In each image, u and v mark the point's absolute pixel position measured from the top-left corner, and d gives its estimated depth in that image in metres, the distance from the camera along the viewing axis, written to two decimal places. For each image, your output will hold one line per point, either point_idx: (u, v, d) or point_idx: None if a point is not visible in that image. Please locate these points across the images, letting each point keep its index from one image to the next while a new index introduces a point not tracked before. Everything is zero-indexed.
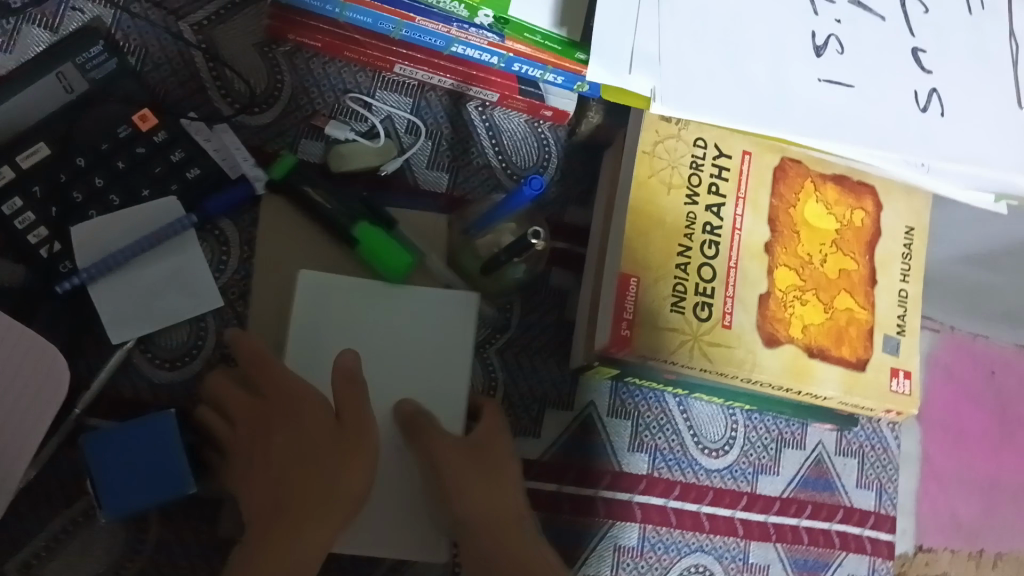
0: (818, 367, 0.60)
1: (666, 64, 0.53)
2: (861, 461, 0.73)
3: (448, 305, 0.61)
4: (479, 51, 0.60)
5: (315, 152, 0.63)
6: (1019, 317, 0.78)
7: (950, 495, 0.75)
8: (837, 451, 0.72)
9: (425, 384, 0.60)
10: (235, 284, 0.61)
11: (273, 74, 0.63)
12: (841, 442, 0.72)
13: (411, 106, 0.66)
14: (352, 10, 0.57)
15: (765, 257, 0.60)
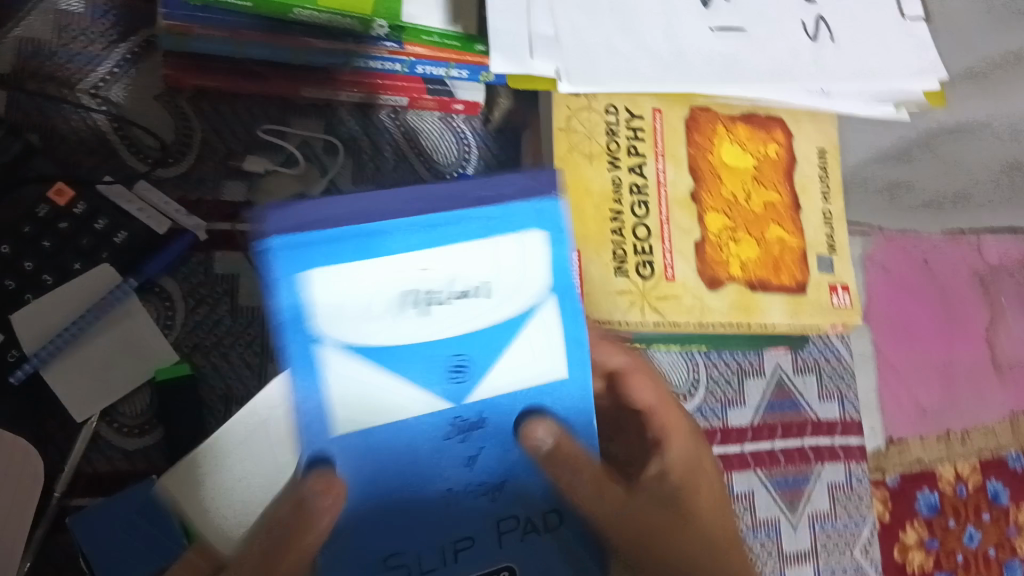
0: (761, 299, 0.62)
1: (564, 44, 0.55)
2: (818, 375, 0.76)
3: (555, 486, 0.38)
4: (381, 61, 0.60)
5: (239, 192, 0.63)
6: (935, 204, 0.85)
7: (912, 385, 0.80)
8: (795, 371, 0.75)
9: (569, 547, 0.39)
10: (186, 338, 0.60)
11: (182, 122, 0.63)
12: (798, 362, 0.75)
13: (324, 126, 0.66)
14: (248, 45, 0.57)
15: (692, 205, 0.63)
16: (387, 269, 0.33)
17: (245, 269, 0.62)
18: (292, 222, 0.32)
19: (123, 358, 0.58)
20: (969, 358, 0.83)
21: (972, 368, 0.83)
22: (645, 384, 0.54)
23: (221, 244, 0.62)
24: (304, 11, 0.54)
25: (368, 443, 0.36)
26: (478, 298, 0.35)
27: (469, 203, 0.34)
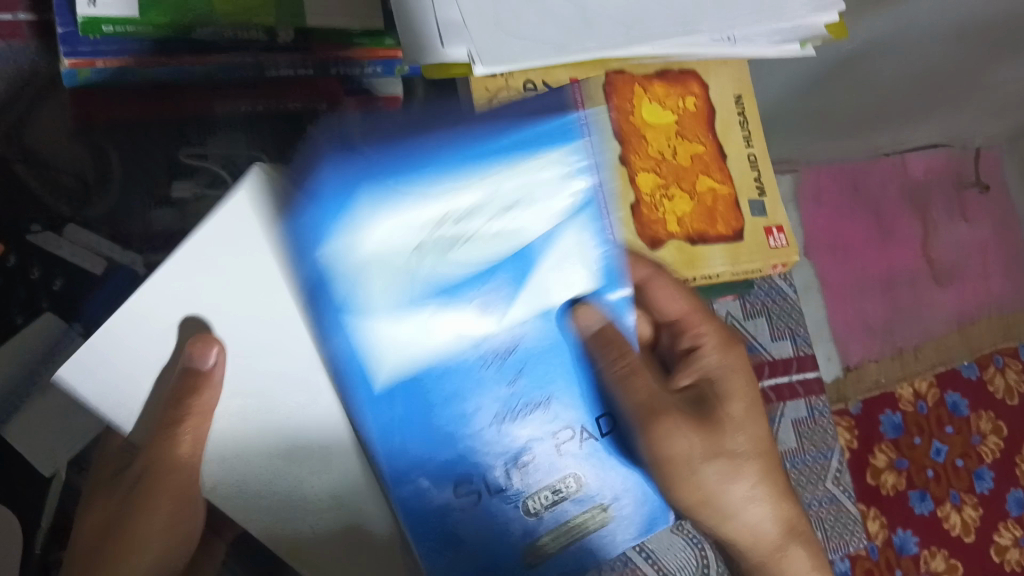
0: (701, 249, 0.64)
1: (474, 26, 0.55)
2: (768, 317, 0.78)
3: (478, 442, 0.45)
4: (292, 68, 0.60)
5: (170, 220, 0.62)
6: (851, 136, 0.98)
7: (860, 308, 1.02)
8: (745, 316, 0.77)
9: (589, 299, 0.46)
10: None
11: (99, 159, 0.63)
12: (746, 307, 0.77)
13: (248, 141, 0.65)
14: (155, 71, 0.57)
15: (623, 168, 0.63)
16: (429, 210, 0.39)
17: None
18: (342, 226, 0.38)
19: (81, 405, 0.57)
20: (913, 266, 1.06)
21: (914, 279, 1.05)
22: (674, 295, 0.55)
23: None
24: (207, 31, 0.55)
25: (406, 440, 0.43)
26: (496, 234, 0.42)
27: (499, 136, 0.41)
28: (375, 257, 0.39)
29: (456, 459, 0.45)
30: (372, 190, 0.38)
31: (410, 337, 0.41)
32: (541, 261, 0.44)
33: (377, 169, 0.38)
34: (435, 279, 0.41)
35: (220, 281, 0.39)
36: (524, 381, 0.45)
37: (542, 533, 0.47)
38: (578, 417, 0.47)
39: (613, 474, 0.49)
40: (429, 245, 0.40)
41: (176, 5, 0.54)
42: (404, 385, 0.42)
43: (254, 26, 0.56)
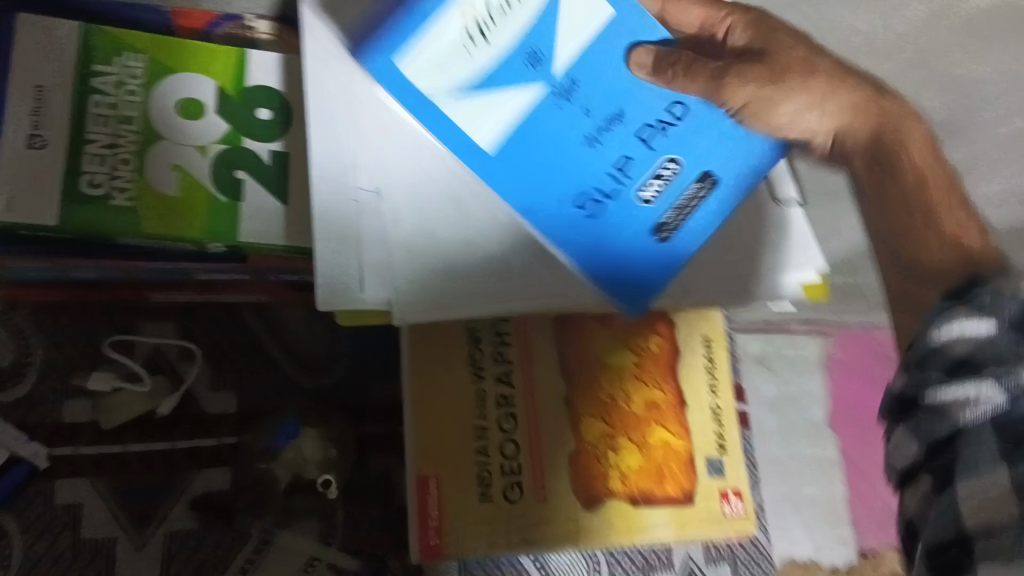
0: (645, 514, 0.59)
1: (399, 267, 0.46)
2: (732, 562, 0.73)
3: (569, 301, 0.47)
4: (226, 274, 0.57)
5: (81, 411, 0.61)
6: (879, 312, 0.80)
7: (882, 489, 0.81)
8: (708, 561, 0.72)
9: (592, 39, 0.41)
10: (22, 574, 0.58)
11: (20, 342, 0.61)
12: (710, 550, 0.73)
13: (177, 331, 0.63)
14: (76, 270, 0.55)
15: (565, 415, 0.59)
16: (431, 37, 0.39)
17: (91, 497, 0.60)
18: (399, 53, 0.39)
19: None
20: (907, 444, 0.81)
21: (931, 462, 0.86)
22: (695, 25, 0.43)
23: (66, 470, 0.60)
24: (128, 238, 0.51)
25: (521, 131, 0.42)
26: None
27: None
28: (431, 67, 0.40)
29: (570, 171, 0.42)
30: (415, 30, 0.39)
31: (495, 122, 0.41)
32: (554, 38, 0.40)
33: (404, 13, 0.39)
34: (487, 66, 0.40)
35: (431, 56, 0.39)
36: (591, 95, 0.42)
37: (677, 207, 0.44)
38: (677, 108, 0.42)
39: (709, 141, 0.43)
40: (459, 37, 0.39)
41: (98, 209, 0.50)
42: (508, 150, 0.42)
43: (181, 235, 0.52)
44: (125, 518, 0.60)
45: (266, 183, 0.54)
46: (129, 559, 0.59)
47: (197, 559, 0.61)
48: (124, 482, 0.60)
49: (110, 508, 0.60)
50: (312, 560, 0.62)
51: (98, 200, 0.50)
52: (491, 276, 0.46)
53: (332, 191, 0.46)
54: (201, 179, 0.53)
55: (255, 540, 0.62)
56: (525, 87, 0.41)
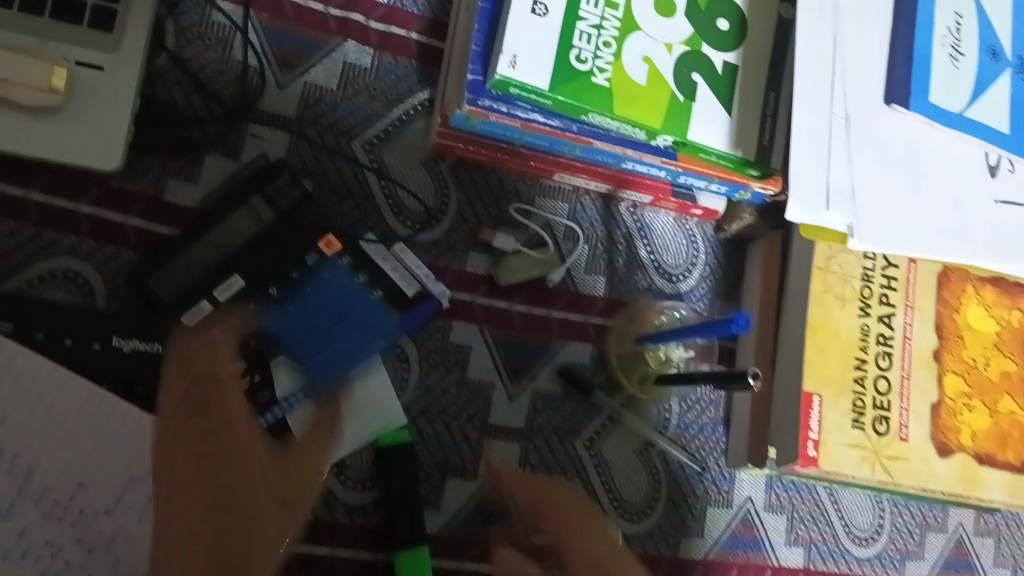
0: (987, 473, 0.62)
1: (850, 210, 0.53)
2: (997, 540, 0.79)
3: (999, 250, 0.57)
4: (648, 167, 0.61)
5: (482, 265, 0.64)
6: None
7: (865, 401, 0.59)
8: (975, 532, 0.78)
9: (989, 38, 0.57)
10: (417, 401, 0.62)
11: (441, 189, 0.64)
12: (979, 522, 0.78)
13: (566, 212, 0.67)
14: (531, 136, 0.59)
15: (934, 365, 0.63)
16: (936, 79, 0.55)
17: (478, 342, 0.64)
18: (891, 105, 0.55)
19: (360, 413, 0.58)
20: None
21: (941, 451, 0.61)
22: None
23: (467, 316, 0.63)
24: (597, 118, 0.56)
25: (1006, 111, 0.57)
26: (951, 32, 0.55)
27: (917, 16, 0.54)
28: (949, 95, 0.55)
29: None
30: (925, 75, 0.54)
31: (959, 89, 0.55)
32: (991, 37, 0.57)
33: (914, 67, 0.54)
34: (968, 84, 0.56)
35: (940, 82, 0.55)
36: None
37: None
38: None
39: None
40: (948, 63, 0.55)
41: (583, 84, 0.54)
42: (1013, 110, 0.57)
43: (641, 125, 0.56)
44: (504, 368, 0.64)
45: (716, 91, 0.58)
46: (504, 406, 0.64)
47: (558, 422, 0.65)
48: (507, 336, 0.64)
49: (493, 357, 0.64)
50: (647, 443, 0.67)
51: (582, 77, 0.54)
52: (927, 223, 0.55)
53: (814, 125, 0.53)
54: (666, 74, 0.56)
55: (605, 416, 0.66)
56: (998, 76, 0.57)
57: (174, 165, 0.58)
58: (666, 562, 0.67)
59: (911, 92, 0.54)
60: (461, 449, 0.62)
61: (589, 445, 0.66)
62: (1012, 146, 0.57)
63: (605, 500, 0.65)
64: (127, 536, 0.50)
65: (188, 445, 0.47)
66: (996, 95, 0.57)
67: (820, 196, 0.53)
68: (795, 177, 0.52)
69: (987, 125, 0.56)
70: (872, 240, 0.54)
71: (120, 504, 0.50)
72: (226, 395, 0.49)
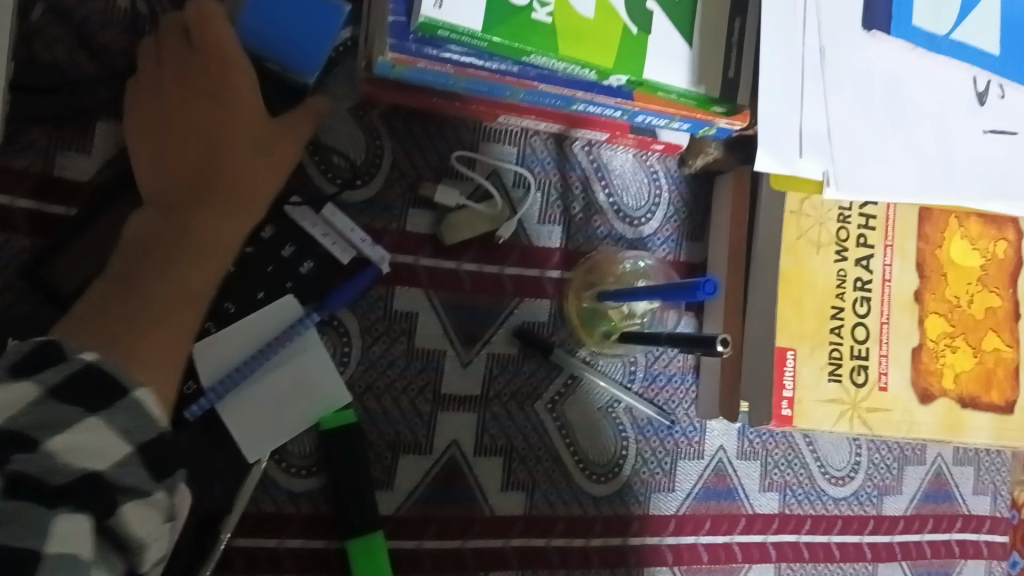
0: (970, 416, 0.59)
1: (825, 154, 0.48)
2: (976, 468, 0.76)
3: (990, 187, 0.52)
4: (602, 108, 0.55)
5: (424, 223, 0.59)
6: None
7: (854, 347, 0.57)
8: (954, 462, 0.75)
9: None
10: (360, 377, 0.57)
11: (372, 142, 0.58)
12: (959, 452, 0.76)
13: (514, 156, 0.61)
14: (467, 82, 0.52)
15: (915, 307, 0.58)
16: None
17: (424, 308, 0.58)
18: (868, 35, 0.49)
19: (293, 397, 0.54)
20: None
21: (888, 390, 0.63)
22: None
23: (409, 279, 0.58)
24: (540, 58, 0.49)
25: (998, 31, 0.51)
26: None
27: None
28: (934, 18, 0.49)
29: None
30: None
31: (946, 9, 0.49)
32: None
33: None
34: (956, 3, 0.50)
35: (925, 3, 0.49)
36: None
37: None
38: None
39: None
40: None
41: (523, 22, 0.47)
42: (1006, 29, 0.51)
43: (592, 65, 0.49)
44: (454, 334, 0.59)
45: (676, 20, 0.51)
46: (457, 374, 0.59)
47: (517, 386, 0.61)
48: (456, 298, 0.59)
49: (442, 323, 0.59)
50: (611, 402, 0.63)
51: (523, 14, 0.47)
52: (909, 163, 0.50)
53: (784, 62, 0.47)
54: (617, 5, 0.49)
55: (566, 375, 0.62)
56: None
57: (61, 134, 0.51)
58: (636, 522, 0.64)
59: (891, 16, 0.48)
60: (412, 424, 0.58)
61: (552, 407, 0.62)
62: (1004, 69, 0.51)
63: (569, 462, 0.62)
64: None
65: (193, 77, 0.50)
66: (988, 14, 0.51)
67: (793, 142, 0.47)
68: (765, 123, 0.46)
69: (976, 48, 0.50)
70: (850, 187, 0.48)
71: None
72: (227, 106, 0.50)
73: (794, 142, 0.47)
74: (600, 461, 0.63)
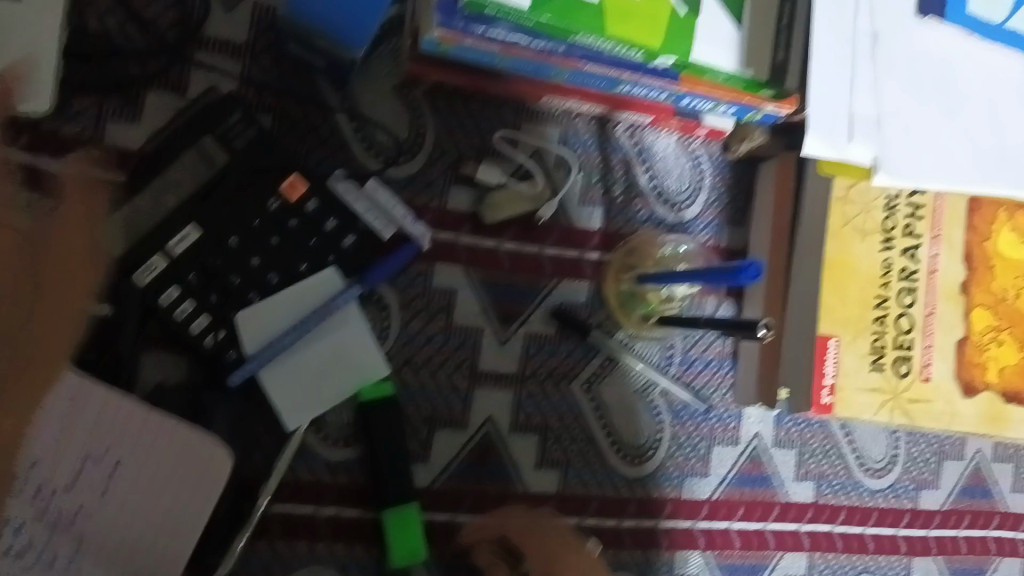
0: (1014, 411, 0.58)
1: (872, 140, 0.48)
2: (1017, 465, 0.75)
3: None
4: (647, 90, 0.55)
5: (464, 201, 0.59)
6: None
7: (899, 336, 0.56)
8: (994, 458, 0.74)
9: None
10: (398, 351, 0.58)
11: (415, 119, 0.58)
12: (999, 449, 0.74)
13: (557, 136, 0.61)
14: (512, 60, 0.52)
15: (960, 299, 0.57)
16: None
17: (463, 285, 0.59)
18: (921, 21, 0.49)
19: (333, 368, 0.55)
20: None
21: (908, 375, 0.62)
22: None
23: (448, 256, 0.59)
24: (586, 39, 0.48)
25: None
26: None
27: None
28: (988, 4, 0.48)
29: None
30: None
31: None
32: None
33: None
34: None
35: None
36: None
37: None
38: None
39: None
40: None
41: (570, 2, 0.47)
42: None
43: (639, 46, 0.49)
44: (492, 313, 0.60)
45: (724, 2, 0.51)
46: (494, 351, 0.60)
47: (553, 366, 0.61)
48: (495, 277, 0.60)
49: (480, 300, 0.59)
50: (648, 385, 0.64)
51: None
52: (959, 152, 0.49)
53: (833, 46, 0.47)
54: None
55: (604, 356, 0.62)
56: None
57: (111, 105, 0.53)
58: (669, 505, 0.64)
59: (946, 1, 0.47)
60: (448, 399, 0.59)
61: (588, 388, 0.62)
62: None
63: (604, 443, 0.62)
64: (88, 515, 0.47)
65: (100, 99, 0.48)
66: None
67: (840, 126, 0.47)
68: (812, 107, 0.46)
69: None
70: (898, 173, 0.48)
71: (79, 481, 0.47)
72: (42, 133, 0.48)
73: (841, 127, 0.47)
74: (635, 443, 0.63)
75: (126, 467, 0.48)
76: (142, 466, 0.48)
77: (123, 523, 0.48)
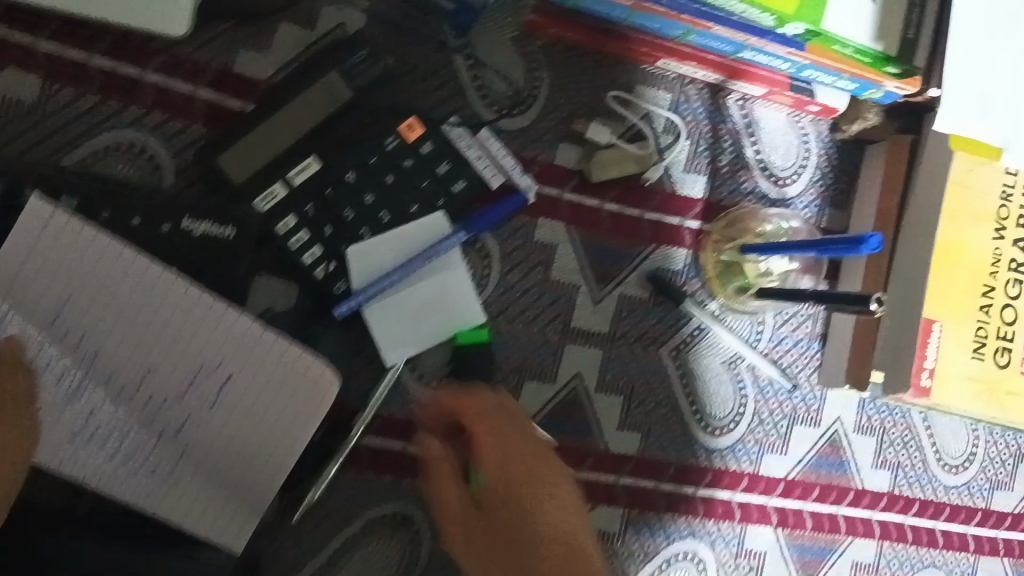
0: None
1: None
2: None
3: None
4: (770, 58, 0.54)
5: (571, 158, 0.59)
6: None
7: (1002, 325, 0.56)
8: None
9: None
10: (496, 300, 0.58)
11: (531, 71, 0.58)
12: None
13: (667, 102, 0.61)
14: (640, 17, 0.52)
15: None
16: None
17: (563, 241, 0.59)
18: None
19: (433, 310, 0.56)
20: None
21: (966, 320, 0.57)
22: None
23: (551, 210, 0.59)
24: None
25: None
26: None
27: None
28: None
29: None
30: None
31: None
32: None
33: None
34: None
35: None
36: None
37: None
38: None
39: None
40: None
41: None
42: None
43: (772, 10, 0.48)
44: (589, 271, 0.60)
45: None
46: (587, 310, 0.60)
47: (644, 330, 0.61)
48: (595, 236, 0.60)
49: (578, 258, 0.60)
50: (734, 358, 0.64)
51: None
52: None
53: None
54: None
55: (695, 324, 0.62)
56: None
57: (244, 33, 0.54)
58: (745, 479, 0.64)
59: None
60: (539, 352, 0.59)
61: (676, 354, 0.62)
62: None
63: (687, 411, 0.63)
64: (197, 424, 0.48)
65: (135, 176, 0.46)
66: None
67: None
68: None
69: None
70: None
71: (189, 393, 0.48)
72: None
73: None
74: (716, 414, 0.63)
75: (237, 380, 0.49)
76: (249, 382, 0.49)
77: (229, 436, 0.49)
